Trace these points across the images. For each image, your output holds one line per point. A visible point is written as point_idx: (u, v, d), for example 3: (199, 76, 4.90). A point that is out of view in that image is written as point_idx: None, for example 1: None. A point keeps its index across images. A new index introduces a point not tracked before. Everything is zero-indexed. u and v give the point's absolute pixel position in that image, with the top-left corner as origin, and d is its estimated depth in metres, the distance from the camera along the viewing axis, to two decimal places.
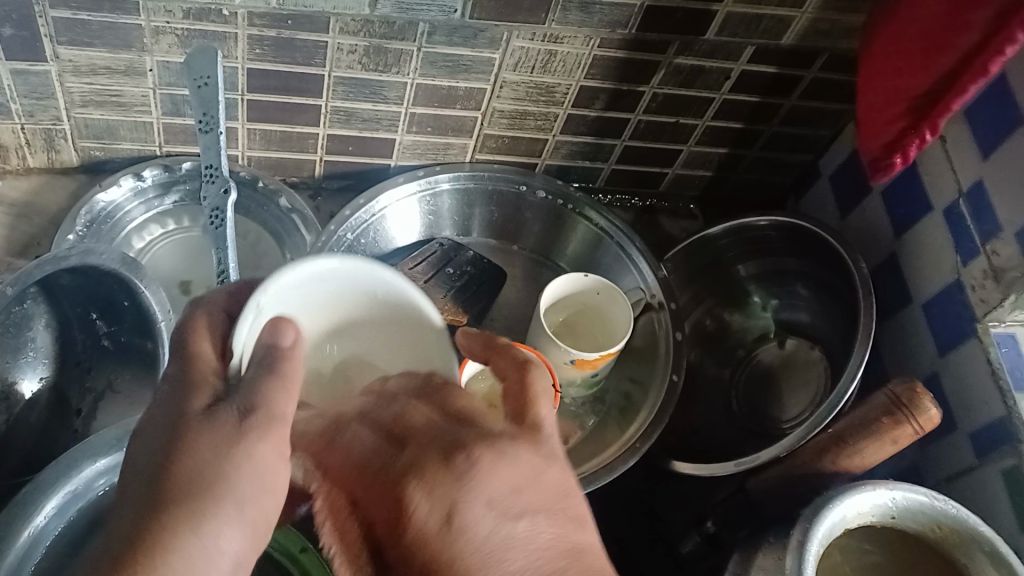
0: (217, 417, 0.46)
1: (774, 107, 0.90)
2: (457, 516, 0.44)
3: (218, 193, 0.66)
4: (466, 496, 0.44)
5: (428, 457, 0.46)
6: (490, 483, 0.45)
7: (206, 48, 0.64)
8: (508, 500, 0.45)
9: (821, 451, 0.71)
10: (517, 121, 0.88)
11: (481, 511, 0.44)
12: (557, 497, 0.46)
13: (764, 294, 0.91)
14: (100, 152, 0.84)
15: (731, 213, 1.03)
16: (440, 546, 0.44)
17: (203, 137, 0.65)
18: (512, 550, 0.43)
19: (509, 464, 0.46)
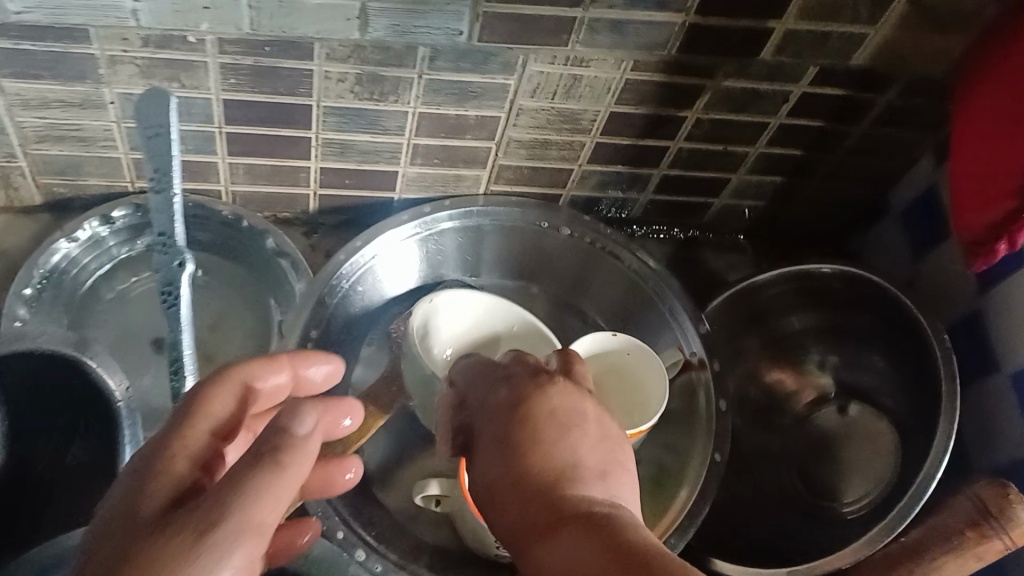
0: (171, 525, 0.36)
1: (839, 135, 0.77)
2: (551, 446, 0.40)
3: (171, 266, 0.56)
4: (565, 436, 0.41)
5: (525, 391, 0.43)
6: (590, 429, 0.42)
7: (159, 91, 0.54)
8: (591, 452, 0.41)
9: (891, 565, 0.61)
10: (537, 151, 0.76)
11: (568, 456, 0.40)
12: (604, 471, 0.41)
13: (821, 350, 0.80)
14: (65, 189, 0.74)
15: (782, 245, 0.91)
16: (533, 466, 0.40)
17: (157, 198, 0.56)
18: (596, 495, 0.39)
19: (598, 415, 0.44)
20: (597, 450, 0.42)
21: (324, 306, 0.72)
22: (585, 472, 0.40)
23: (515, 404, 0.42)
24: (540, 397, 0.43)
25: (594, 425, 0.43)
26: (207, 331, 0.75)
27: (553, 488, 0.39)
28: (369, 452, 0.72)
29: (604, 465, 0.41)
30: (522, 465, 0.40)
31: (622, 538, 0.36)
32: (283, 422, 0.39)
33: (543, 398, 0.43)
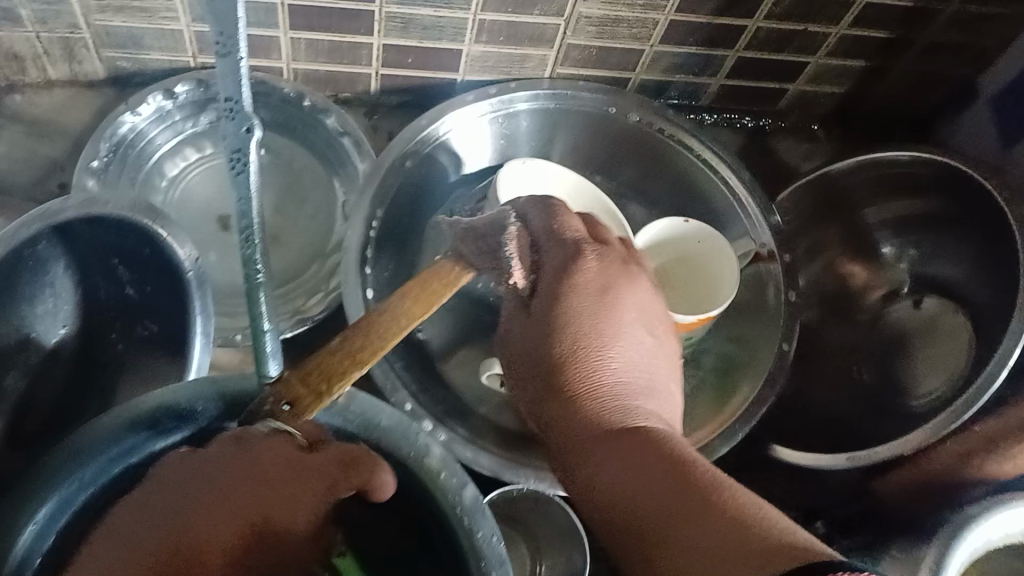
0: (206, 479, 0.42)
1: (931, 12, 0.72)
2: (602, 356, 0.49)
3: (239, 133, 0.47)
4: (616, 351, 0.49)
5: (593, 281, 0.51)
6: (643, 341, 0.50)
7: None
8: (642, 361, 0.50)
9: (964, 455, 0.60)
10: (607, 29, 0.73)
11: (621, 368, 0.49)
12: (653, 386, 0.49)
13: (897, 245, 0.76)
14: (127, 63, 0.74)
15: (860, 136, 0.87)
16: (587, 374, 0.48)
17: (218, 57, 0.45)
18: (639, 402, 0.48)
19: (649, 327, 0.52)
20: (647, 364, 0.50)
21: (388, 184, 0.71)
22: (633, 385, 0.48)
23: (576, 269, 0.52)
24: (604, 310, 0.50)
25: (649, 338, 0.51)
26: (273, 210, 0.76)
27: (610, 402, 0.47)
28: (432, 331, 0.72)
29: (649, 379, 0.49)
30: (578, 371, 0.48)
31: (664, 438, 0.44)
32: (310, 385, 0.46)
33: (603, 305, 0.50)
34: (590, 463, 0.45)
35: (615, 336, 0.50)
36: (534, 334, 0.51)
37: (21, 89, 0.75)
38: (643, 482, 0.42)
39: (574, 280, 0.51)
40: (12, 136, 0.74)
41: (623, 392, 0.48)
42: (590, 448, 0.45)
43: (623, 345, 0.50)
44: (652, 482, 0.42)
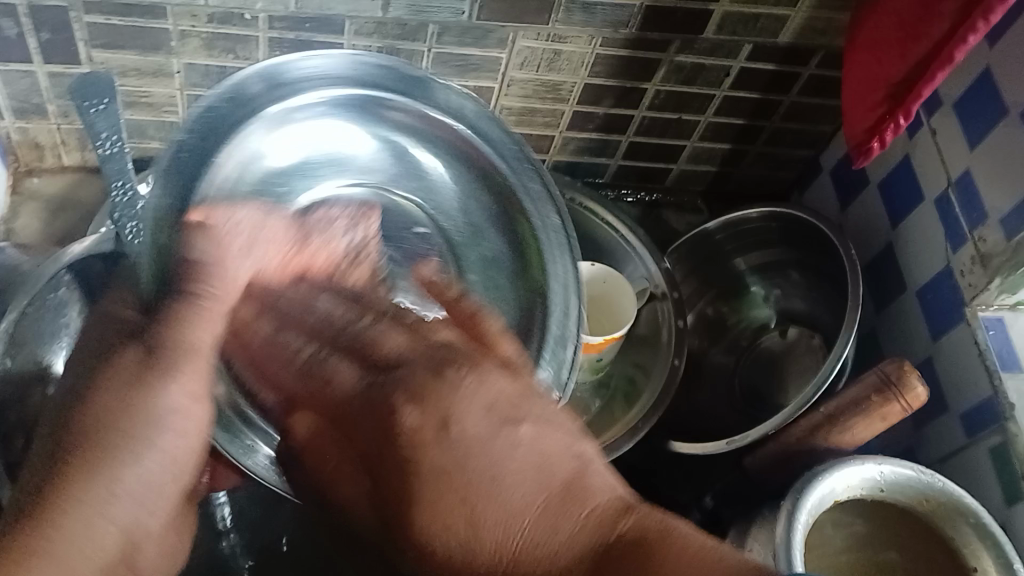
0: (121, 358, 0.46)
1: (775, 103, 0.92)
2: (492, 486, 0.41)
3: None
4: (484, 450, 0.42)
5: (425, 388, 0.44)
6: (516, 435, 0.42)
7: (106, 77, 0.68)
8: (535, 445, 0.43)
9: (814, 428, 0.74)
10: (524, 118, 0.92)
11: (503, 490, 0.41)
12: (578, 471, 0.43)
13: (764, 284, 0.93)
14: (131, 150, 0.89)
15: (735, 207, 1.07)
16: (483, 527, 0.41)
17: None
18: (559, 521, 0.41)
19: (506, 396, 0.44)
20: (548, 449, 0.43)
21: None
22: (532, 468, 0.42)
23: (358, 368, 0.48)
24: (463, 444, 0.42)
25: (487, 396, 0.44)
26: None
27: (474, 493, 0.41)
28: None
29: (544, 462, 0.42)
30: (468, 507, 0.41)
31: (624, 522, 0.41)
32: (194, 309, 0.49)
33: (451, 447, 0.42)
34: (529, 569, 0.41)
35: (483, 472, 0.42)
36: (376, 453, 0.45)
37: (38, 173, 0.89)
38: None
39: (440, 394, 0.44)
40: (31, 212, 0.89)
41: (577, 538, 0.41)
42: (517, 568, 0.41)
43: (508, 449, 0.42)
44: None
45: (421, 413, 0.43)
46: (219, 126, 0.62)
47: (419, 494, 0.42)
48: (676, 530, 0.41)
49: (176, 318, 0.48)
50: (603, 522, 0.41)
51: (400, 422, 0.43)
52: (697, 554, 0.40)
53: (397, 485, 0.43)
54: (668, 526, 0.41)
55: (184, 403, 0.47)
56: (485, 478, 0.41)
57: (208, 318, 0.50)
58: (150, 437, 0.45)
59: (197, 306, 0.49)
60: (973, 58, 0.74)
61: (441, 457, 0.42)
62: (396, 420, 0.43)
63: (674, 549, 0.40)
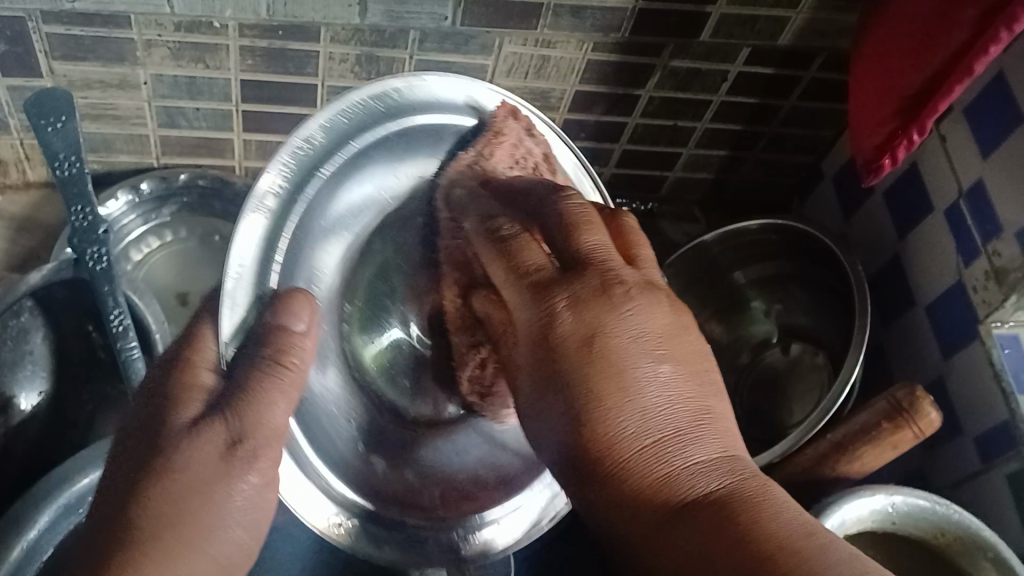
0: (203, 433, 0.47)
1: (774, 108, 0.88)
2: (629, 398, 0.45)
3: (97, 232, 0.67)
4: (648, 372, 0.46)
5: (577, 333, 0.46)
6: (671, 378, 0.46)
7: (50, 88, 0.63)
8: (665, 394, 0.45)
9: (821, 457, 0.70)
10: None
11: (635, 408, 0.45)
12: (708, 411, 0.46)
13: (764, 299, 0.89)
14: (99, 165, 0.85)
15: (733, 216, 1.03)
16: (610, 416, 0.45)
17: (62, 176, 0.65)
18: (689, 447, 0.44)
19: (660, 334, 0.47)
20: (683, 394, 0.46)
21: None
22: (685, 422, 0.45)
23: (671, 299, 0.49)
24: (603, 362, 0.45)
25: (663, 343, 0.47)
26: None
27: (623, 432, 0.45)
28: None
29: (698, 412, 0.46)
30: (601, 409, 0.45)
31: (738, 475, 0.44)
32: (282, 323, 0.49)
33: (633, 376, 0.45)
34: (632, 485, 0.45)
35: (626, 377, 0.45)
36: (524, 336, 0.49)
37: (2, 190, 0.85)
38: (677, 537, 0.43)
39: (618, 297, 0.46)
40: None
41: (694, 474, 0.44)
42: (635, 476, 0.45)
43: (648, 375, 0.46)
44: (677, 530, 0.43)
45: (580, 318, 0.46)
46: (286, 208, 0.53)
47: (580, 379, 0.46)
48: (777, 501, 0.43)
49: (250, 400, 0.48)
50: (698, 477, 0.44)
51: (556, 323, 0.46)
52: (796, 524, 0.42)
53: (558, 385, 0.47)
54: (769, 492, 0.43)
55: (257, 492, 0.48)
56: (624, 383, 0.45)
57: (286, 400, 0.48)
58: (218, 512, 0.47)
59: (280, 383, 0.48)
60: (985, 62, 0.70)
61: (590, 354, 0.46)
62: (551, 316, 0.47)
63: (768, 517, 0.42)
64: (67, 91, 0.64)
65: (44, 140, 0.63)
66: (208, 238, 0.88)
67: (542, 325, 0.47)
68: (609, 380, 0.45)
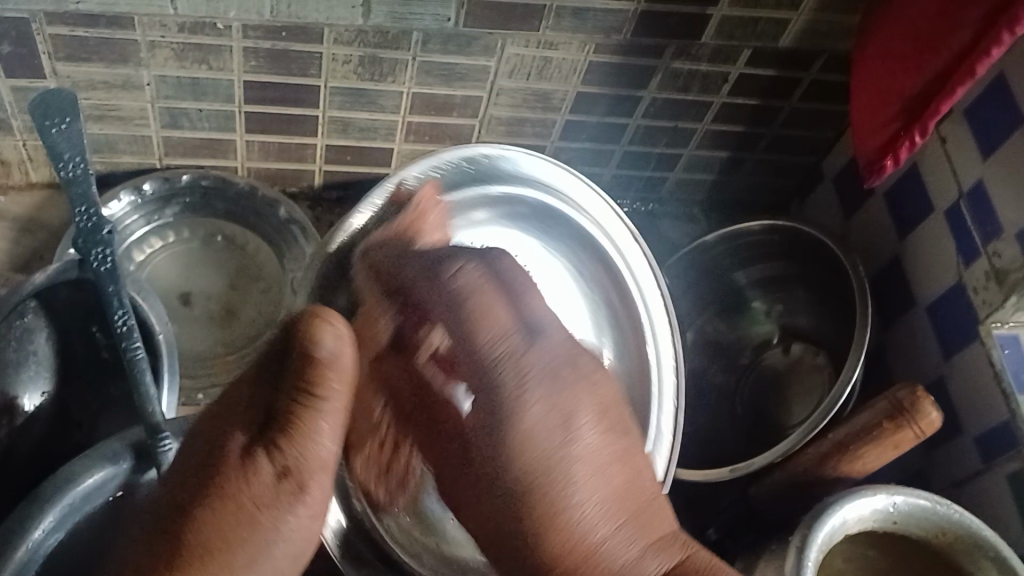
0: (254, 466, 0.39)
1: (775, 110, 0.88)
2: (568, 498, 0.38)
3: (104, 234, 0.67)
4: (575, 476, 0.38)
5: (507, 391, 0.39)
6: (593, 458, 0.39)
7: (60, 89, 0.64)
8: (610, 496, 0.38)
9: (822, 457, 0.70)
10: (515, 128, 0.87)
11: (583, 494, 0.38)
12: (635, 480, 0.39)
13: (766, 300, 0.89)
14: (102, 166, 0.85)
15: (734, 217, 1.03)
16: (553, 528, 0.37)
17: (68, 179, 0.64)
18: (628, 538, 0.38)
19: (596, 412, 0.39)
20: (617, 483, 0.38)
21: None
22: (610, 513, 0.38)
23: (576, 339, 0.41)
24: (546, 460, 0.38)
25: (582, 427, 0.39)
26: (229, 289, 0.88)
27: (555, 541, 0.38)
28: None
29: (621, 489, 0.39)
30: (526, 492, 0.38)
31: (685, 548, 0.40)
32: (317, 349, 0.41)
33: (559, 463, 0.38)
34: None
35: (565, 479, 0.38)
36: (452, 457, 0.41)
37: (4, 191, 0.85)
38: None
39: (549, 321, 0.41)
40: None
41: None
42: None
43: (576, 458, 0.38)
44: None
45: (494, 404, 0.39)
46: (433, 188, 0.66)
47: (523, 479, 0.38)
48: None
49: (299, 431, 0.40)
50: None
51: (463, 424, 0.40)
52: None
53: (499, 488, 0.39)
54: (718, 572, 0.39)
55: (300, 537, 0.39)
56: (550, 487, 0.38)
57: (334, 430, 0.41)
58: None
59: (320, 416, 0.41)
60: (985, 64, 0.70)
61: (525, 444, 0.38)
62: (510, 418, 0.38)
63: None
64: (73, 93, 0.64)
65: (49, 142, 0.64)
66: (210, 239, 0.89)
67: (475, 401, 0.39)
68: (541, 490, 0.38)
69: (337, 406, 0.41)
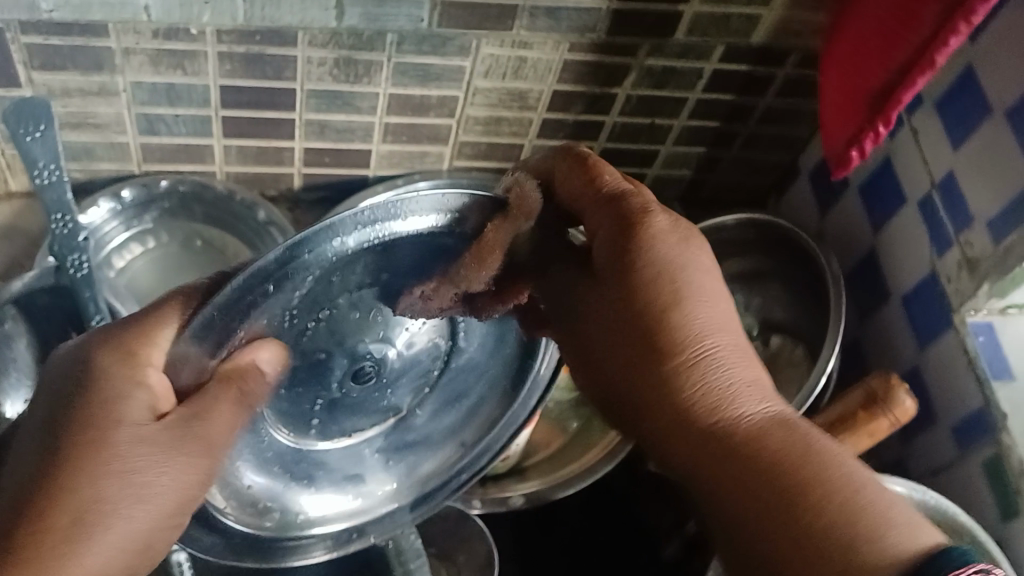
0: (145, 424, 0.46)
1: (750, 105, 0.89)
2: (691, 312, 0.50)
3: (76, 240, 0.67)
4: (700, 307, 0.50)
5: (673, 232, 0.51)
6: (726, 303, 0.51)
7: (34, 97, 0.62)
8: (722, 333, 0.50)
9: None
10: (491, 127, 0.88)
11: (700, 322, 0.50)
12: (745, 346, 0.51)
13: (744, 295, 0.89)
14: (81, 173, 0.85)
15: (712, 213, 1.04)
16: (678, 333, 0.49)
17: (44, 186, 0.65)
18: (732, 364, 0.50)
19: (708, 291, 0.51)
20: (726, 328, 0.51)
21: None
22: (732, 358, 0.50)
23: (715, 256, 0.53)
24: (685, 297, 0.50)
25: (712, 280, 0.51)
26: None
27: (697, 358, 0.49)
28: None
29: (743, 344, 0.51)
30: (655, 325, 0.49)
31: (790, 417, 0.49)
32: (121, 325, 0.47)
33: (706, 307, 0.50)
34: (679, 400, 0.49)
35: (686, 304, 0.50)
36: (597, 284, 0.52)
37: None
38: (734, 474, 0.47)
39: (648, 230, 0.50)
40: None
41: (754, 418, 0.48)
42: (689, 376, 0.49)
43: (699, 308, 0.50)
44: (744, 473, 0.46)
45: (664, 218, 0.51)
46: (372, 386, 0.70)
47: (659, 304, 0.49)
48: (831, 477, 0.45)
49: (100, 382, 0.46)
50: (749, 420, 0.48)
51: (639, 222, 0.51)
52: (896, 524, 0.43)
53: (632, 315, 0.50)
54: (810, 431, 0.48)
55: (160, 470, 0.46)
56: (687, 320, 0.49)
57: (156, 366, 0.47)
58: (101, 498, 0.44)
59: (113, 386, 0.46)
60: (953, 56, 0.71)
61: (654, 259, 0.50)
62: (626, 262, 0.50)
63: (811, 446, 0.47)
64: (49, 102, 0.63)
65: (22, 149, 0.63)
66: (189, 243, 0.90)
67: (622, 232, 0.51)
68: (672, 308, 0.49)
69: (154, 382, 0.46)
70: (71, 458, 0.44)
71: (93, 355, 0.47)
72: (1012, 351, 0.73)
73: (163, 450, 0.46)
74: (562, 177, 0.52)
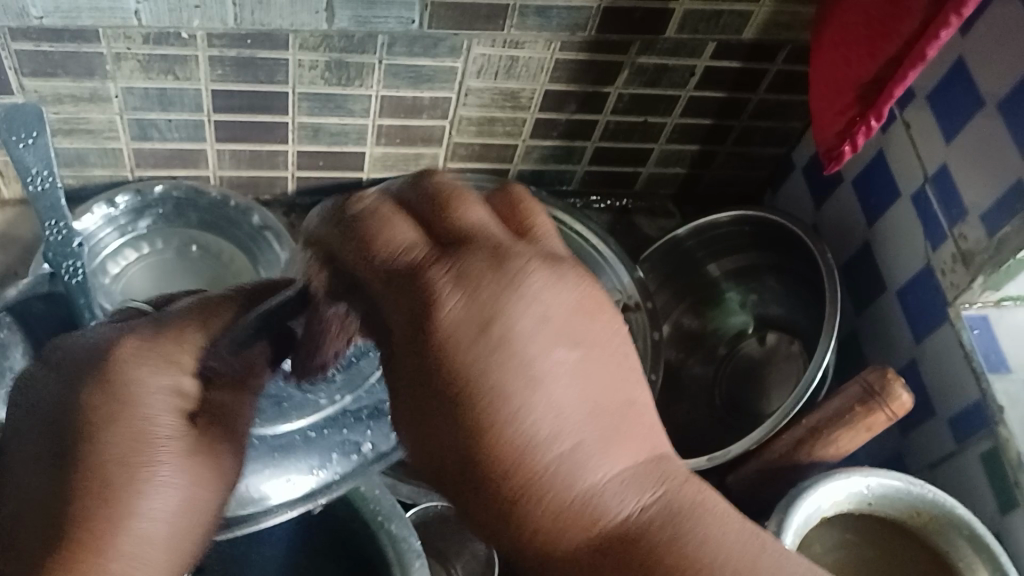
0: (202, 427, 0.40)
1: (742, 102, 0.89)
2: (533, 407, 0.29)
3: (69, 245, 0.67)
4: (539, 389, 0.29)
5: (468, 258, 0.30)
6: (564, 368, 0.30)
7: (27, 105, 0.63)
8: (587, 358, 0.30)
9: (798, 443, 0.70)
10: (484, 128, 0.88)
11: (538, 326, 0.30)
12: (630, 401, 0.31)
13: (739, 291, 0.90)
14: (75, 180, 0.85)
15: (707, 211, 1.04)
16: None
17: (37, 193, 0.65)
18: (640, 460, 0.31)
19: (574, 314, 0.30)
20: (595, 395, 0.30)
21: None
22: (573, 448, 0.29)
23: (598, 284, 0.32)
24: (496, 297, 0.30)
25: (559, 318, 0.30)
26: None
27: (523, 475, 0.29)
28: None
29: (602, 415, 0.30)
30: (467, 393, 0.29)
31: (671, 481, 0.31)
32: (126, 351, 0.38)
33: (496, 337, 0.29)
34: (529, 523, 0.30)
35: (531, 383, 0.29)
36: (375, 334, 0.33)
37: None
38: None
39: (437, 278, 0.30)
40: None
41: (606, 493, 0.30)
42: (526, 502, 0.30)
43: (545, 370, 0.29)
44: None
45: (482, 267, 0.30)
46: None
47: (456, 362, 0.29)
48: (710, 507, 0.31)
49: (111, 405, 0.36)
50: (614, 516, 0.30)
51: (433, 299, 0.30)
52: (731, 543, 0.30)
53: (426, 377, 0.30)
54: (701, 490, 0.31)
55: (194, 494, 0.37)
56: (507, 380, 0.29)
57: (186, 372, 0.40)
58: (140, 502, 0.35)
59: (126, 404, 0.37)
60: (944, 48, 0.71)
61: (468, 319, 0.29)
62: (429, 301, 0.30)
63: (707, 544, 0.30)
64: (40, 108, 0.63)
65: (15, 156, 0.63)
66: (186, 248, 0.89)
67: (433, 278, 0.30)
68: (494, 375, 0.29)
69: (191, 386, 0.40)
70: (115, 449, 0.36)
71: (135, 329, 0.40)
72: (1009, 343, 0.73)
73: (202, 456, 0.38)
74: (381, 229, 0.33)
